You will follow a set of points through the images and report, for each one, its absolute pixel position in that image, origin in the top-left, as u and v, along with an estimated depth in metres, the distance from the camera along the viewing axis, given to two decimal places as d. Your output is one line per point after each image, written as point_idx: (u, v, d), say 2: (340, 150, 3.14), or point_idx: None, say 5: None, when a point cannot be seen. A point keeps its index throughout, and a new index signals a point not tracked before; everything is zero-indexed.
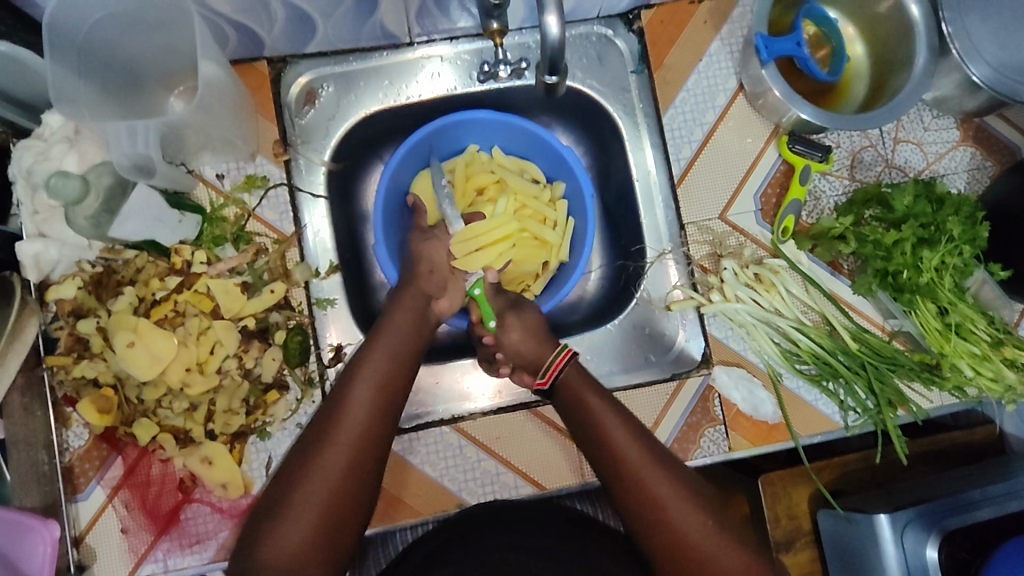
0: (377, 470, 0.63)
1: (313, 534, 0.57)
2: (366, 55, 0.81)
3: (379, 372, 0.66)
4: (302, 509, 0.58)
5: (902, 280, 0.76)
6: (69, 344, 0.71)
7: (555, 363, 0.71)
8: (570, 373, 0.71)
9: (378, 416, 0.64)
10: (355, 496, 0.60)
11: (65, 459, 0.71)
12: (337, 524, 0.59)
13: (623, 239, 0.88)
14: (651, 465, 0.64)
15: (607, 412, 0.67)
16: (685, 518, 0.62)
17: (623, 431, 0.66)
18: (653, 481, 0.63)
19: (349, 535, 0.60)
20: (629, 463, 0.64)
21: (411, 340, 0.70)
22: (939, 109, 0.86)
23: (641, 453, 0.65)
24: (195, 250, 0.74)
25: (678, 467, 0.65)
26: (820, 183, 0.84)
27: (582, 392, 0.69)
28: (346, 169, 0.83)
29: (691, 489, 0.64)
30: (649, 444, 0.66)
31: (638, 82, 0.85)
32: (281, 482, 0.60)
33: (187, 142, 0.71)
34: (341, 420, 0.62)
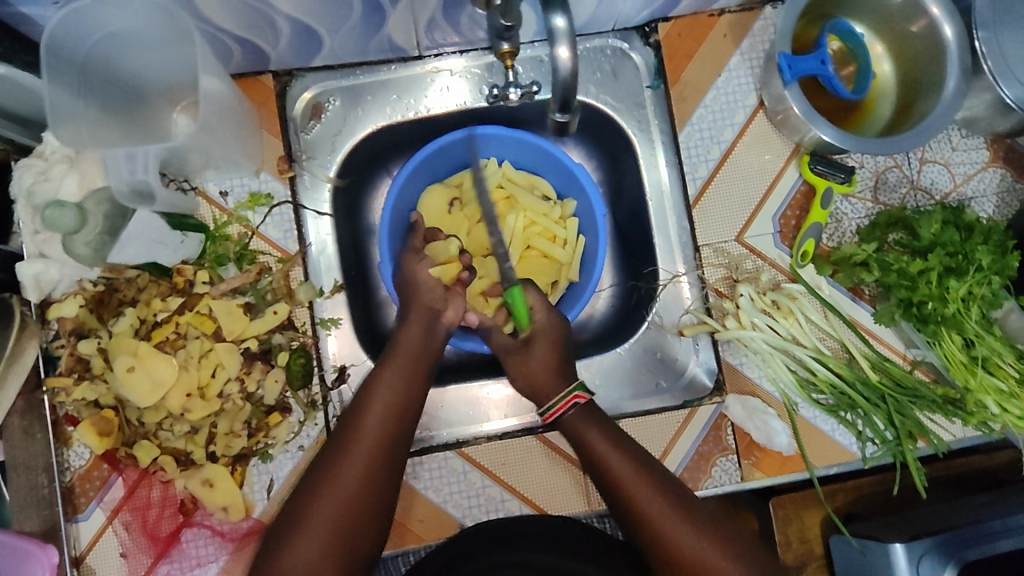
0: (390, 487, 0.64)
1: (326, 551, 0.59)
2: (374, 69, 0.79)
3: (392, 391, 0.67)
4: (312, 532, 0.59)
5: (927, 311, 0.73)
6: (70, 364, 0.69)
7: (558, 407, 0.69)
8: (571, 417, 0.69)
9: (390, 433, 0.65)
10: (367, 514, 0.61)
11: (65, 480, 0.70)
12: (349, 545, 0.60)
13: (636, 259, 0.86)
14: (655, 497, 0.63)
15: (608, 449, 0.66)
16: (696, 546, 0.61)
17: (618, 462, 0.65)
18: (656, 511, 0.62)
19: (363, 551, 0.61)
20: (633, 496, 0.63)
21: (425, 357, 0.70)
22: (969, 129, 0.83)
23: (645, 486, 0.64)
24: (198, 270, 0.72)
25: (685, 496, 0.64)
26: (841, 205, 0.81)
27: (584, 430, 0.68)
28: (352, 184, 0.82)
29: (700, 517, 0.63)
30: (655, 476, 0.65)
31: (653, 97, 0.82)
32: (296, 500, 0.62)
33: (190, 161, 0.69)
34: (353, 444, 0.63)
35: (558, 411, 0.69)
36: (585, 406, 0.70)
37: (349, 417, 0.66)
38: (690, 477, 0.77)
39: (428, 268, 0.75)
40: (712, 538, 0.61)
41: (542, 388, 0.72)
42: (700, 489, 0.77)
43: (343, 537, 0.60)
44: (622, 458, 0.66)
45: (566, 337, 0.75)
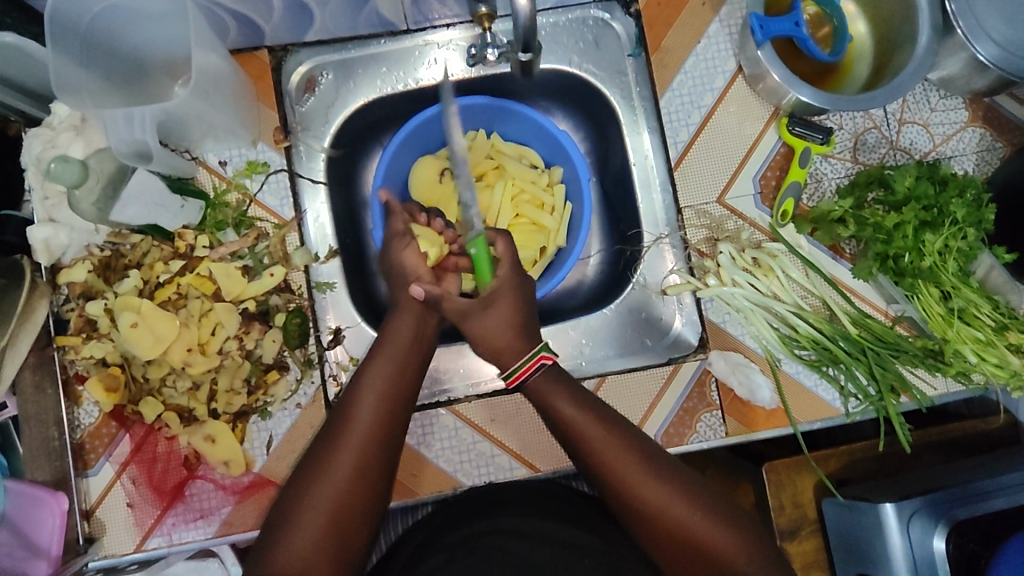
0: (386, 477, 0.64)
1: (325, 544, 0.59)
2: (365, 43, 0.82)
3: (383, 383, 0.67)
4: (309, 519, 0.59)
5: (904, 264, 0.75)
6: (79, 325, 0.73)
7: (521, 371, 0.70)
8: (536, 381, 0.70)
9: (383, 424, 0.65)
10: (364, 501, 0.62)
11: (76, 436, 0.74)
12: (347, 529, 0.61)
13: (622, 224, 0.89)
14: (631, 461, 0.64)
15: (580, 415, 0.67)
16: (674, 508, 0.62)
17: (608, 440, 0.65)
18: (635, 478, 0.63)
19: (360, 540, 0.61)
20: (609, 462, 0.64)
21: (416, 351, 0.71)
22: (946, 89, 0.84)
23: (621, 451, 0.64)
24: (198, 235, 0.76)
25: (662, 458, 0.65)
26: (821, 165, 0.83)
27: (553, 397, 0.69)
28: (345, 155, 0.85)
29: (676, 480, 0.64)
30: (629, 439, 0.66)
31: (635, 65, 0.84)
32: (289, 490, 0.62)
33: (190, 131, 0.73)
34: (346, 432, 0.64)
35: (521, 376, 0.70)
36: (553, 371, 0.71)
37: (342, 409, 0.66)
38: (676, 432, 0.79)
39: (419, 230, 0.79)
40: (688, 499, 0.62)
41: (504, 351, 0.73)
42: (686, 444, 0.79)
43: (338, 528, 0.60)
44: (596, 423, 0.66)
45: (529, 302, 0.76)
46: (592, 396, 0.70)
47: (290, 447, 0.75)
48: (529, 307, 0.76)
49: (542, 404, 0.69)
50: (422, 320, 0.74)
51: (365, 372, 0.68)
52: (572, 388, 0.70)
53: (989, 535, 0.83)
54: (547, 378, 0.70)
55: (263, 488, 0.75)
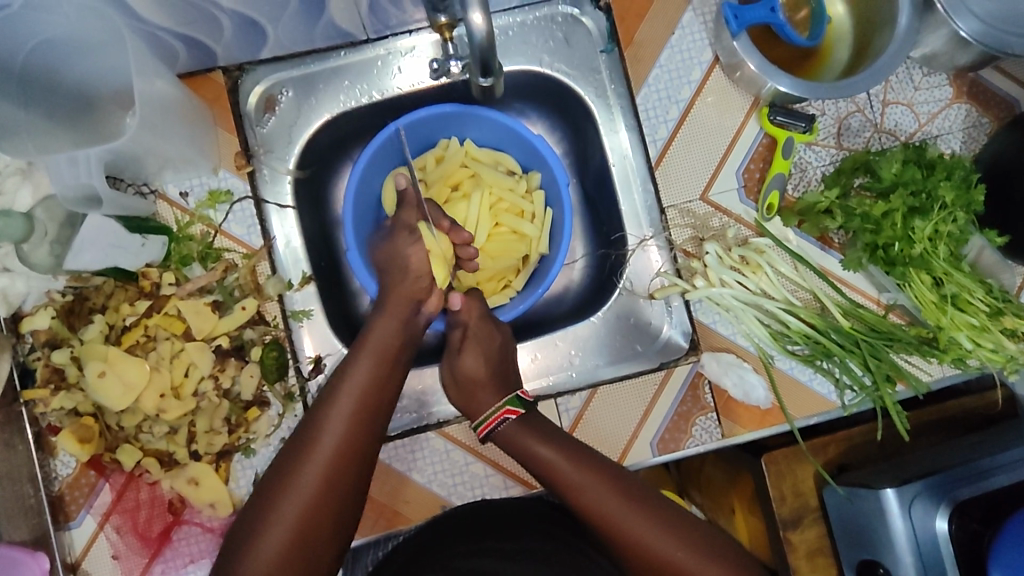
0: (348, 502, 0.62)
1: (288, 555, 0.58)
2: (324, 56, 0.79)
3: (353, 402, 0.65)
4: (275, 529, 0.59)
5: (894, 253, 0.73)
6: (46, 376, 0.70)
7: (488, 421, 0.72)
8: (510, 428, 0.72)
9: (353, 440, 0.63)
10: (334, 506, 0.61)
11: (54, 489, 0.71)
12: (314, 539, 0.60)
13: (605, 227, 0.86)
14: (613, 498, 0.66)
15: (566, 462, 0.68)
16: (660, 546, 0.64)
17: (586, 478, 0.67)
18: (632, 525, 0.65)
19: (327, 549, 0.61)
20: (604, 509, 0.66)
21: (389, 365, 0.68)
22: (930, 66, 0.81)
23: (615, 499, 0.66)
24: (164, 272, 0.73)
25: (643, 493, 0.67)
26: (805, 154, 0.80)
27: (531, 445, 0.70)
28: (313, 175, 0.82)
29: (662, 518, 0.66)
30: (610, 476, 0.68)
31: (608, 62, 0.81)
32: (244, 527, 0.60)
33: (146, 163, 0.69)
34: (318, 439, 0.62)
35: (489, 425, 0.72)
36: (525, 420, 0.72)
37: (303, 434, 0.63)
38: (671, 438, 0.78)
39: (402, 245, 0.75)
40: (672, 535, 0.65)
41: (471, 402, 0.75)
42: (682, 450, 0.77)
43: (304, 541, 0.59)
44: (587, 472, 0.68)
45: (499, 354, 0.77)
46: (563, 433, 0.72)
47: None
48: (501, 359, 0.77)
49: (525, 454, 0.70)
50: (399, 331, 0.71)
51: (334, 391, 0.65)
52: (542, 430, 0.71)
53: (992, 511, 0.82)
54: (520, 427, 0.72)
55: None
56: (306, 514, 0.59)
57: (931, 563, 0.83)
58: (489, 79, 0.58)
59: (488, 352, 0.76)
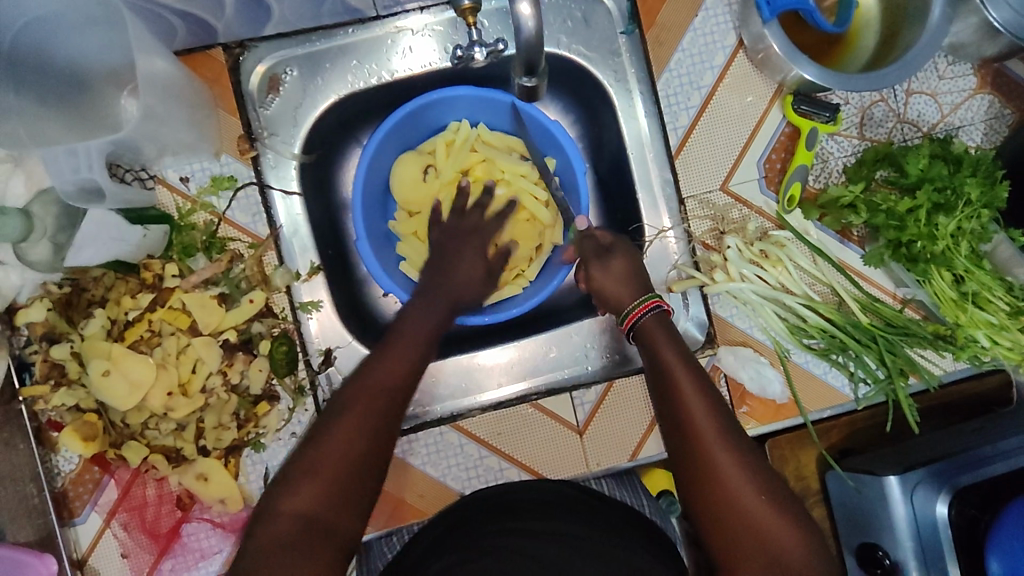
0: (380, 472, 0.56)
1: (323, 503, 0.52)
2: (331, 34, 0.74)
3: (390, 364, 0.61)
4: (306, 478, 0.53)
5: (916, 250, 0.72)
6: (45, 371, 0.67)
7: (634, 312, 0.68)
8: (648, 322, 0.66)
9: (385, 400, 0.58)
10: (369, 467, 0.55)
11: (57, 485, 0.69)
12: (348, 494, 0.54)
13: (619, 214, 0.82)
14: (712, 417, 0.60)
15: (685, 370, 0.63)
16: (738, 479, 0.57)
17: (693, 389, 0.61)
18: (734, 478, 0.57)
19: (359, 510, 0.54)
20: (708, 449, 0.58)
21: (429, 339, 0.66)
22: (955, 55, 0.79)
23: (718, 436, 0.59)
24: (166, 263, 0.70)
25: (739, 430, 0.60)
26: (827, 144, 0.79)
27: (660, 342, 0.65)
28: (320, 158, 0.78)
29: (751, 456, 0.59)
30: (716, 401, 0.61)
31: (628, 44, 0.78)
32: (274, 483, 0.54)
33: (143, 148, 0.65)
34: (354, 391, 0.58)
35: (633, 317, 0.68)
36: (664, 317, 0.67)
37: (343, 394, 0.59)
38: None
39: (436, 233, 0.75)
40: (754, 475, 0.58)
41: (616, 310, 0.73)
42: None
43: (337, 495, 0.53)
44: (697, 392, 0.61)
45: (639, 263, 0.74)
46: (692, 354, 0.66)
47: None
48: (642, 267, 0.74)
49: (648, 353, 0.65)
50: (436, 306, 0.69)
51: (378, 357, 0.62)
52: (681, 339, 0.66)
53: (990, 496, 0.82)
54: (656, 323, 0.66)
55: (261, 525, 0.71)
56: (339, 472, 0.54)
57: (930, 548, 0.82)
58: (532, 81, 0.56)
59: (617, 268, 0.71)
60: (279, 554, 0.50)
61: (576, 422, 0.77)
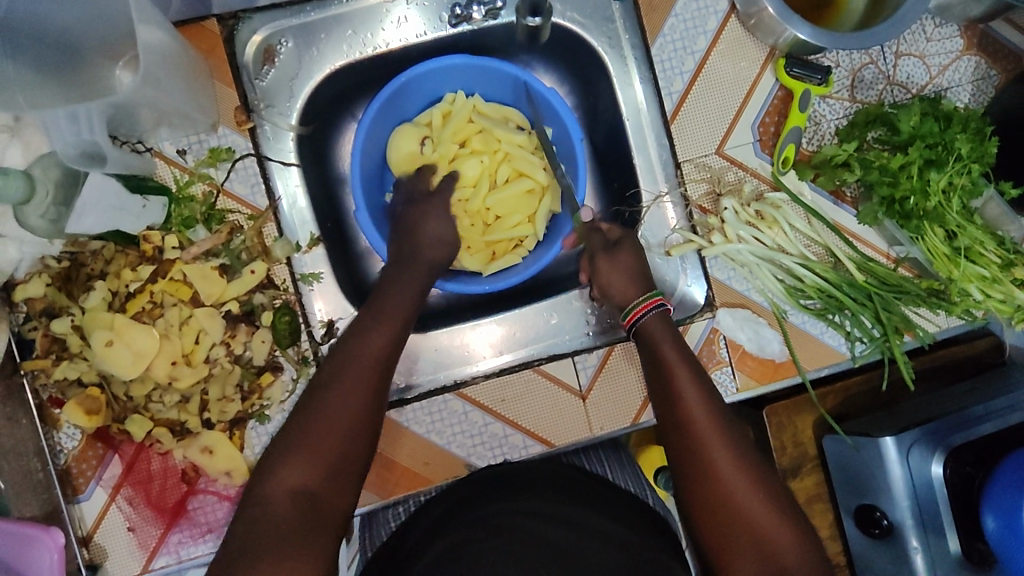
0: (372, 443, 0.59)
1: (320, 476, 0.55)
2: (325, 4, 0.74)
3: (378, 337, 0.63)
4: (306, 451, 0.55)
5: (909, 207, 0.74)
6: (45, 345, 0.67)
7: (636, 310, 0.70)
8: (649, 320, 0.69)
9: (377, 374, 0.61)
10: (365, 437, 0.58)
11: (60, 462, 0.69)
12: (345, 465, 0.56)
13: (616, 182, 0.84)
14: (708, 416, 0.62)
15: (681, 367, 0.65)
16: (731, 476, 0.59)
17: (689, 387, 0.64)
18: (726, 475, 0.59)
19: (355, 478, 0.57)
20: (702, 447, 0.60)
21: (406, 319, 0.67)
22: (943, 17, 0.81)
23: (715, 435, 0.61)
24: (166, 235, 0.69)
25: (733, 428, 0.62)
26: (820, 107, 0.80)
27: (660, 341, 0.67)
28: (316, 131, 0.78)
29: (745, 456, 0.61)
30: (712, 401, 0.64)
31: (622, 10, 0.78)
32: (271, 458, 0.57)
33: (141, 118, 0.64)
34: (347, 367, 0.61)
35: (635, 315, 0.70)
36: (667, 316, 0.70)
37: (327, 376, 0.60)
38: None
39: (426, 218, 0.75)
40: (747, 472, 0.60)
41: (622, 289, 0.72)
42: None
43: (335, 468, 0.56)
44: (693, 389, 0.64)
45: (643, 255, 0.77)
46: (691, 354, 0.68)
47: None
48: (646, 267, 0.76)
49: (648, 351, 0.68)
50: (415, 277, 0.70)
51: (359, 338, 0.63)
52: (679, 338, 0.68)
53: (986, 451, 0.83)
54: (660, 325, 0.69)
55: None
56: (337, 446, 0.56)
57: (928, 509, 0.82)
58: (537, 17, 0.75)
59: (623, 261, 0.75)
60: (273, 534, 0.51)
61: (579, 386, 0.78)
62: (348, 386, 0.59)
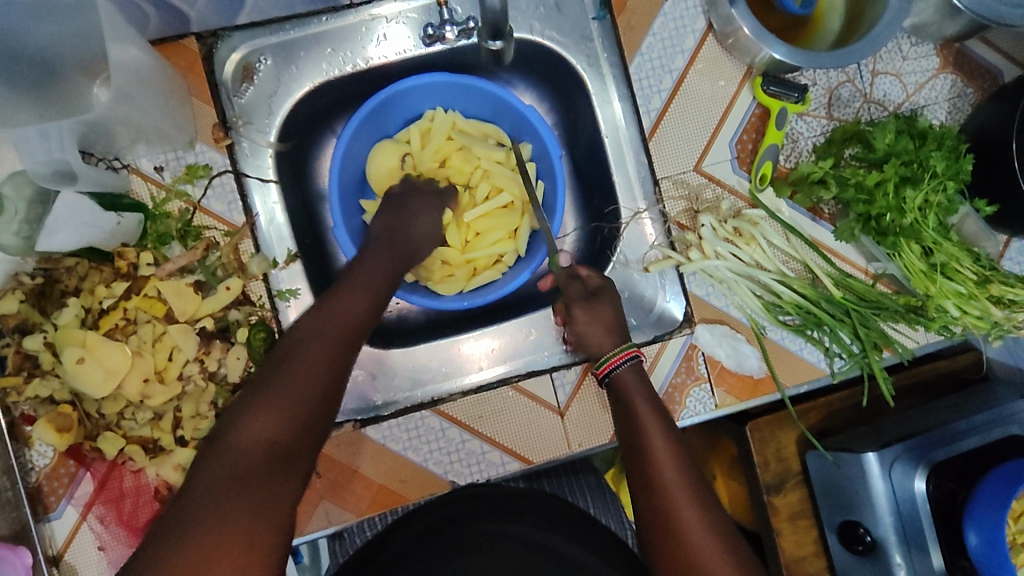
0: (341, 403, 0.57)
1: (291, 426, 0.52)
2: (305, 22, 0.75)
3: (356, 300, 0.62)
4: (276, 400, 0.53)
5: (886, 223, 0.74)
6: (17, 363, 0.66)
7: (611, 360, 0.70)
8: (624, 372, 0.69)
9: (353, 335, 0.59)
10: (336, 395, 0.56)
11: (31, 480, 0.68)
12: (314, 421, 0.54)
13: (596, 200, 0.84)
14: (678, 472, 0.61)
15: (654, 424, 0.65)
16: (697, 533, 0.57)
17: (661, 440, 0.63)
18: (692, 531, 0.57)
19: (321, 437, 0.55)
20: (669, 502, 0.59)
21: (385, 286, 0.66)
22: (918, 36, 0.81)
23: (684, 492, 0.60)
24: (141, 252, 0.69)
25: (702, 485, 0.61)
26: (797, 125, 0.80)
27: (634, 395, 0.68)
28: (295, 147, 0.78)
29: (714, 513, 0.59)
30: (684, 457, 0.63)
31: (601, 29, 0.79)
32: (237, 407, 0.53)
33: (117, 136, 0.65)
34: (321, 325, 0.58)
35: (610, 365, 0.70)
36: (641, 369, 0.70)
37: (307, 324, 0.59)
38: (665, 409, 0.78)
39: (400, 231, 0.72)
40: (714, 530, 0.58)
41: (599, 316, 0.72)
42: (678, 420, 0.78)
43: (305, 420, 0.53)
44: (665, 443, 0.63)
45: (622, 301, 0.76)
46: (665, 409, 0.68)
47: None
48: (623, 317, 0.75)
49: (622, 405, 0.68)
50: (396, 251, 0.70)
51: (341, 291, 0.62)
52: (653, 395, 0.68)
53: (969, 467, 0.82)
54: (635, 379, 0.69)
55: None
56: (309, 398, 0.54)
57: (909, 523, 0.82)
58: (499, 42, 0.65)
59: (602, 313, 0.73)
60: (246, 470, 0.49)
61: (558, 403, 0.78)
62: (331, 334, 0.58)
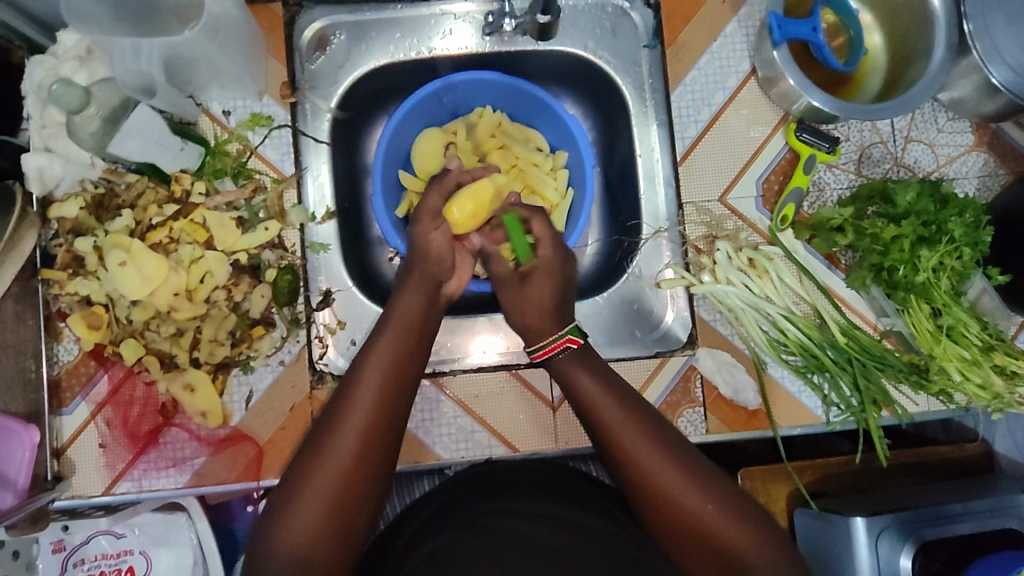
0: (379, 482, 0.59)
1: (324, 526, 0.56)
2: (380, 7, 0.82)
3: (382, 367, 0.63)
4: (307, 499, 0.56)
5: (897, 277, 0.76)
6: (65, 260, 0.72)
7: (547, 349, 0.71)
8: (562, 359, 0.70)
9: (382, 411, 0.60)
10: (369, 480, 0.58)
11: (53, 372, 0.73)
12: (347, 511, 0.57)
13: (622, 216, 0.89)
14: (647, 440, 0.62)
15: (608, 403, 0.65)
16: (684, 493, 0.60)
17: (615, 414, 0.64)
18: (678, 491, 0.60)
19: (361, 523, 0.58)
20: (645, 470, 0.61)
21: (416, 340, 0.66)
22: (955, 111, 0.85)
23: (654, 454, 0.61)
24: (195, 181, 0.75)
25: (674, 443, 0.63)
26: (825, 174, 0.83)
27: (580, 375, 0.68)
28: (351, 119, 0.84)
29: (691, 466, 0.61)
30: (646, 422, 0.64)
31: (649, 57, 0.84)
32: (274, 503, 0.58)
33: (197, 73, 0.72)
34: (346, 412, 0.60)
35: (547, 353, 0.71)
36: (580, 353, 0.70)
37: (326, 424, 0.60)
38: None
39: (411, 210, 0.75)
40: (699, 486, 0.60)
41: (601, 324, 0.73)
42: None
43: (338, 513, 0.57)
44: (622, 416, 0.64)
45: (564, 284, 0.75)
46: (613, 373, 0.69)
47: (269, 404, 0.74)
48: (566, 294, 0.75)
49: (570, 386, 0.68)
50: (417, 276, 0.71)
51: (359, 382, 0.62)
52: (595, 365, 0.69)
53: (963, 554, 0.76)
54: (576, 357, 0.70)
55: (238, 443, 0.74)
56: (338, 494, 0.57)
57: None
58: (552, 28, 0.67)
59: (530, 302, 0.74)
60: None
61: (553, 398, 0.80)
62: (356, 419, 0.59)
